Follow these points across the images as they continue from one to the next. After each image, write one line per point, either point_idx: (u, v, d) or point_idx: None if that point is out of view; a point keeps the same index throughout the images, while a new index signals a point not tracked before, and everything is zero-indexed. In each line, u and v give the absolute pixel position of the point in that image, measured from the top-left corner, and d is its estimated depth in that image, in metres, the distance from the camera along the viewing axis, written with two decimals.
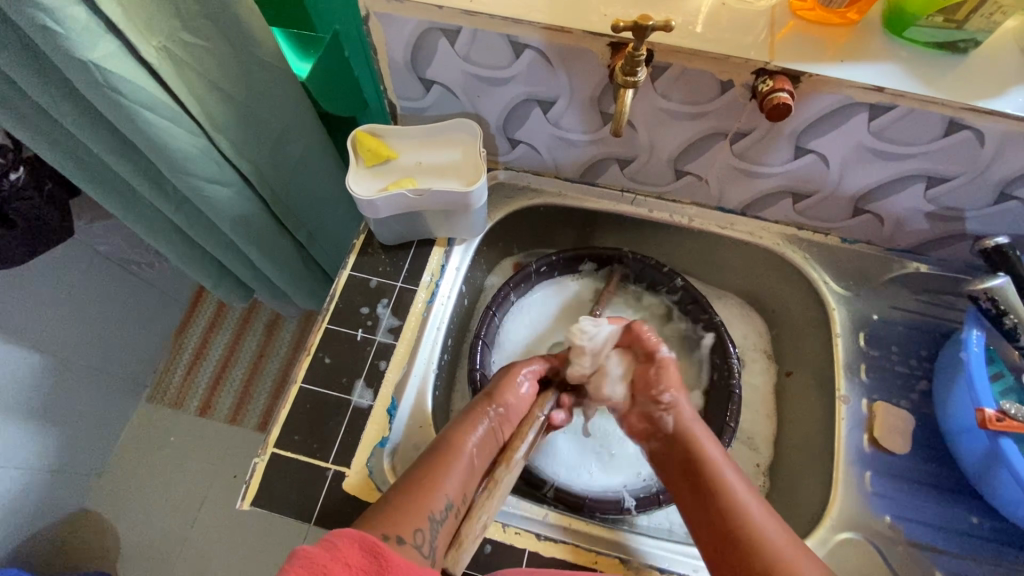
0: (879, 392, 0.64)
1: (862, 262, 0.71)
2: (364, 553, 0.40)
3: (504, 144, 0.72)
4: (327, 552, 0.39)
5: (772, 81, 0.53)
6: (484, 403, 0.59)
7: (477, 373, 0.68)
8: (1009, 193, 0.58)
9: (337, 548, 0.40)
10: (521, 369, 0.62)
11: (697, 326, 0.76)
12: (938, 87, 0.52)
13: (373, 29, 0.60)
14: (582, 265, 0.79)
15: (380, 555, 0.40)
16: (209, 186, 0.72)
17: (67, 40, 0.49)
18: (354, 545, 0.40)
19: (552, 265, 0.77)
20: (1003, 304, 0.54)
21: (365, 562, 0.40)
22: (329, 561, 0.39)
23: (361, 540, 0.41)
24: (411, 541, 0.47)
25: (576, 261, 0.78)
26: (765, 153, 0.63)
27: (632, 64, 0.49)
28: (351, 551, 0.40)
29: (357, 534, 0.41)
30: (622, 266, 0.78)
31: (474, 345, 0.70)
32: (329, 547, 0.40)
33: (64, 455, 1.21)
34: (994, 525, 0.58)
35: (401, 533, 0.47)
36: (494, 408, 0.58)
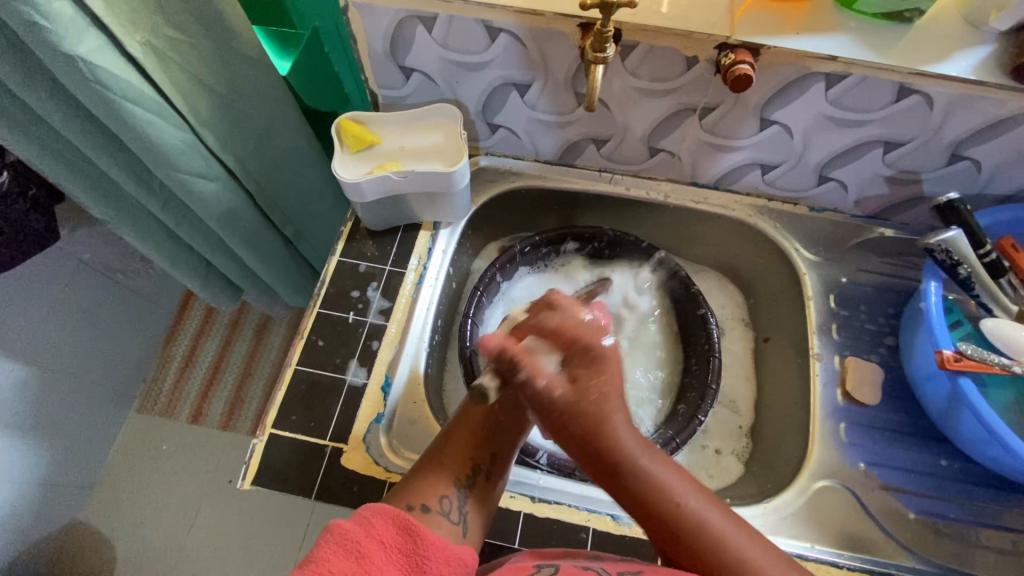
0: (849, 349, 0.68)
1: (830, 228, 0.74)
2: (398, 530, 0.41)
3: (483, 129, 0.74)
4: (361, 528, 0.41)
5: (734, 54, 0.56)
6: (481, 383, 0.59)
7: (468, 350, 0.71)
8: (960, 154, 0.62)
9: (372, 525, 0.41)
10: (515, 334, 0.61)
11: (678, 295, 0.79)
12: (888, 55, 0.55)
13: (352, 18, 0.62)
14: (565, 245, 0.81)
15: (413, 534, 0.41)
16: (197, 181, 0.73)
17: (54, 35, 0.51)
18: (387, 523, 0.42)
19: (536, 246, 0.80)
20: (957, 254, 0.57)
21: (400, 540, 0.41)
22: (363, 538, 0.40)
23: (394, 518, 0.42)
24: (439, 508, 0.48)
25: (559, 242, 0.80)
26: (733, 126, 0.66)
27: (601, 41, 0.52)
28: (384, 530, 0.41)
29: (392, 512, 0.42)
30: (603, 244, 0.81)
31: (464, 324, 0.72)
32: (363, 524, 0.41)
33: (57, 467, 1.20)
34: (961, 466, 0.62)
35: (426, 502, 0.48)
36: None
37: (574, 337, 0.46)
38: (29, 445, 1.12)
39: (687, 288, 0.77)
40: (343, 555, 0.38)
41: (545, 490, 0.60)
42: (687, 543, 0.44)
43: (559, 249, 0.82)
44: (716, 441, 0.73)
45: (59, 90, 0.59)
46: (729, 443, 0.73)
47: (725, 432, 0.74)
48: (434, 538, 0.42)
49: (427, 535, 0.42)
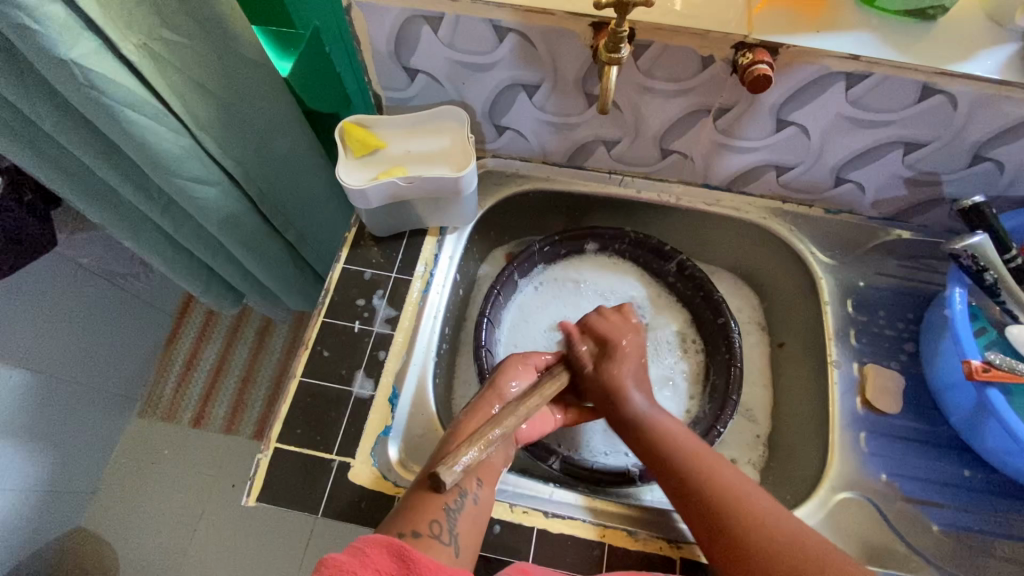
0: (868, 356, 0.66)
1: (846, 231, 0.72)
2: (391, 557, 0.42)
3: (490, 131, 0.72)
4: (356, 558, 0.41)
5: (752, 54, 0.54)
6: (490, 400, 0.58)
7: (484, 350, 0.69)
8: (984, 155, 0.60)
9: (365, 553, 0.42)
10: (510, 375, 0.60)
11: (702, 306, 0.76)
12: (911, 53, 0.53)
13: (355, 18, 0.60)
14: (586, 246, 0.79)
15: (406, 558, 0.41)
16: (196, 186, 0.71)
17: (46, 38, 0.49)
18: (381, 551, 0.42)
19: (556, 245, 0.78)
20: (982, 260, 0.56)
21: (393, 566, 0.41)
22: (358, 566, 0.40)
23: (388, 545, 0.43)
24: (428, 533, 0.48)
25: (578, 242, 0.79)
26: (748, 127, 0.64)
27: (615, 40, 0.50)
28: (379, 556, 0.41)
29: (385, 540, 0.43)
30: (622, 246, 0.79)
31: (479, 323, 0.71)
32: (356, 555, 0.42)
33: (57, 474, 1.18)
34: (984, 477, 0.60)
35: (416, 527, 0.48)
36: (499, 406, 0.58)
37: (608, 340, 0.62)
38: (29, 452, 1.11)
39: (711, 297, 0.75)
40: None
41: (560, 504, 0.59)
42: (725, 519, 0.49)
43: (580, 250, 0.80)
44: (731, 449, 0.71)
45: (52, 93, 0.57)
46: (744, 451, 0.71)
47: (740, 440, 0.72)
48: (427, 560, 0.42)
49: (420, 557, 0.42)
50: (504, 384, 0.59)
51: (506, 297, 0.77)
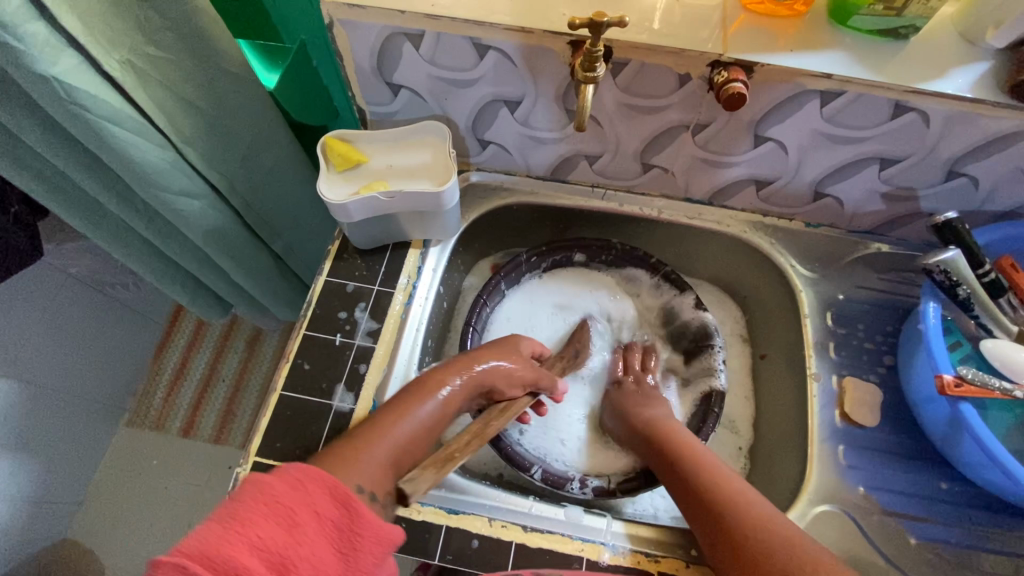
0: (848, 368, 0.67)
1: (826, 244, 0.73)
2: (334, 500, 0.41)
3: (474, 145, 0.73)
4: (294, 492, 0.40)
5: (727, 72, 0.55)
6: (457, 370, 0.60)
7: None
8: (958, 171, 0.61)
9: (306, 489, 0.41)
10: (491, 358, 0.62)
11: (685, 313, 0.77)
12: (884, 72, 0.54)
13: (337, 35, 0.60)
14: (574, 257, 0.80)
15: (350, 507, 0.41)
16: (180, 199, 0.71)
17: (27, 56, 0.49)
18: (324, 492, 0.41)
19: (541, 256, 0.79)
20: (955, 275, 0.56)
21: (333, 509, 0.41)
22: (297, 504, 0.39)
23: (331, 487, 0.42)
24: (383, 499, 0.48)
25: (566, 252, 0.79)
26: (726, 143, 0.65)
27: (591, 60, 0.50)
28: (321, 499, 0.40)
29: (330, 481, 0.42)
30: (609, 256, 0.79)
31: (465, 333, 0.72)
32: (297, 487, 0.40)
33: (45, 485, 1.17)
34: (962, 489, 0.60)
35: (361, 484, 0.47)
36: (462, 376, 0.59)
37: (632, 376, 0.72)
38: (15, 463, 1.10)
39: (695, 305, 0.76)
40: (275, 521, 0.38)
41: (538, 518, 0.59)
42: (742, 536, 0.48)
43: (567, 260, 0.80)
44: None
45: (35, 108, 0.57)
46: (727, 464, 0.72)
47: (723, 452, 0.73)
48: (371, 514, 0.42)
49: (361, 505, 0.42)
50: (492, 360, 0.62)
51: (492, 308, 0.77)
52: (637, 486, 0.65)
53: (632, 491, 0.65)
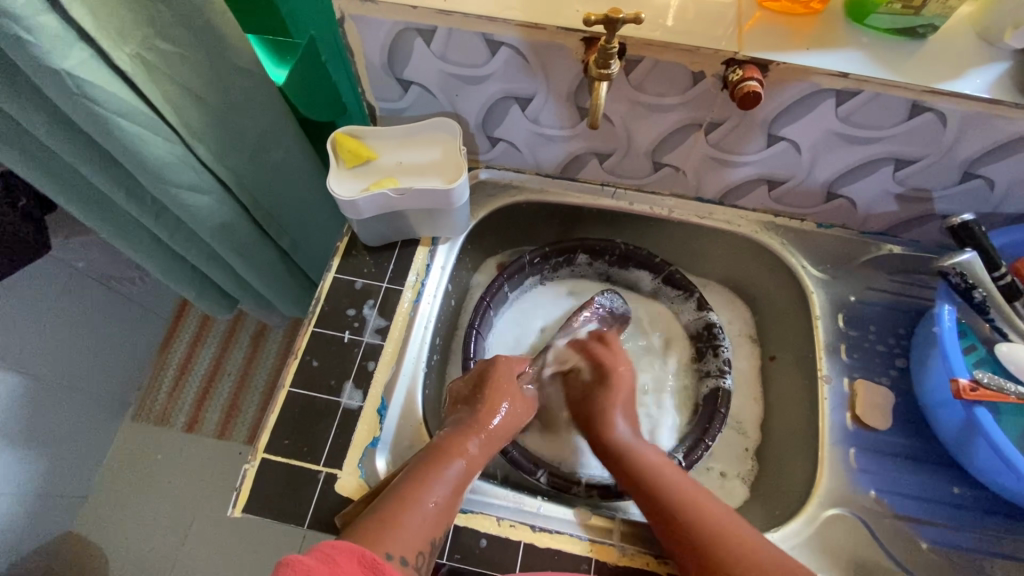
0: (859, 370, 0.66)
1: (838, 245, 0.73)
2: (362, 568, 0.41)
3: (484, 143, 0.73)
4: (324, 565, 0.40)
5: (742, 70, 0.54)
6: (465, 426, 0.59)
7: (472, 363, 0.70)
8: (974, 172, 0.61)
9: (335, 563, 0.40)
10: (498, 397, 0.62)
11: (689, 310, 0.77)
12: (901, 71, 0.54)
13: (348, 30, 0.60)
14: (577, 258, 0.79)
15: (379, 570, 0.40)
16: (189, 194, 0.71)
17: (38, 49, 0.49)
18: (353, 559, 0.41)
19: (545, 257, 0.78)
20: (970, 277, 0.56)
21: None
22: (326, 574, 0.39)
23: (360, 555, 0.41)
24: (413, 563, 0.47)
25: (568, 253, 0.79)
26: (739, 142, 0.64)
27: (605, 57, 0.50)
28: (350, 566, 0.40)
29: (358, 550, 0.42)
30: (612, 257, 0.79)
31: (467, 335, 0.71)
32: (328, 563, 0.40)
33: (50, 478, 1.18)
34: (974, 494, 0.60)
35: (390, 550, 0.46)
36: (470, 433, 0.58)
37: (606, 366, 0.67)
38: (21, 456, 1.10)
39: (700, 304, 0.76)
40: None
41: (546, 518, 0.58)
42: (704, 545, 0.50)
43: (570, 261, 0.80)
44: (721, 463, 0.72)
45: (45, 102, 0.57)
46: (735, 465, 0.72)
47: (731, 454, 0.72)
48: None
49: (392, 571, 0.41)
50: (496, 413, 0.61)
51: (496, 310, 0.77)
52: None
53: None
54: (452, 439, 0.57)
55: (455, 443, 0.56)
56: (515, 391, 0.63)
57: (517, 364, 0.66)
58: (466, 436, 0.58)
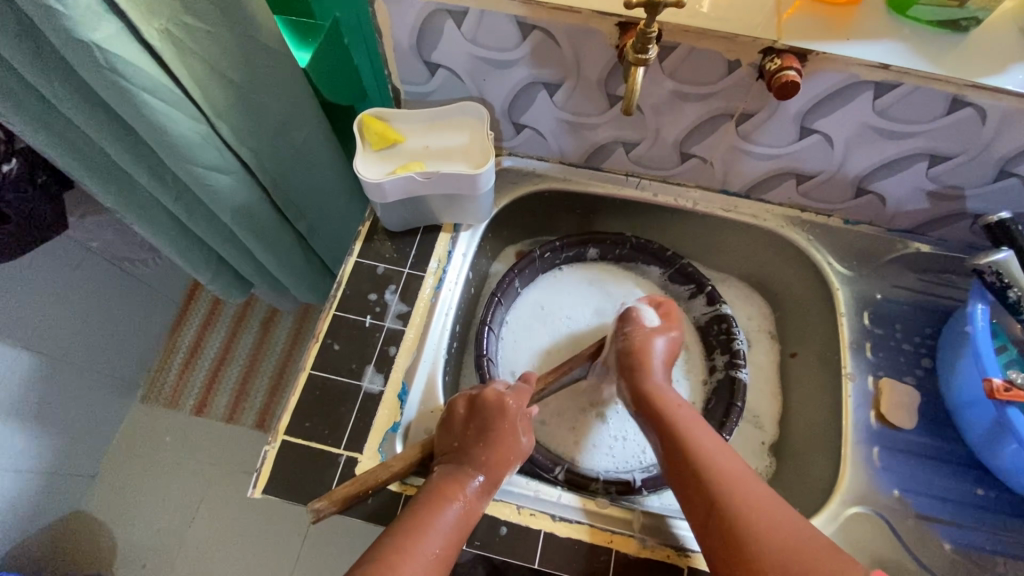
0: (884, 369, 0.65)
1: (864, 242, 0.72)
2: None
3: (508, 129, 0.72)
4: None
5: (780, 60, 0.53)
6: (466, 456, 0.54)
7: (485, 359, 0.69)
8: (1010, 170, 0.59)
9: None
10: (513, 411, 0.57)
11: (700, 304, 0.76)
12: (942, 64, 0.53)
13: (378, 10, 0.59)
14: (588, 251, 0.79)
15: None
16: (211, 174, 0.70)
17: (69, 20, 0.48)
18: None
19: (556, 251, 0.78)
20: (1007, 276, 0.55)
21: None
22: None
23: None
24: None
25: (579, 248, 0.78)
26: (770, 134, 0.63)
27: (643, 41, 0.49)
28: None
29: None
30: (624, 252, 0.79)
31: (480, 331, 0.71)
32: None
33: (60, 456, 1.18)
34: (998, 496, 0.59)
35: None
36: (472, 465, 0.54)
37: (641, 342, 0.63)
38: (32, 435, 1.10)
39: (711, 298, 0.75)
40: None
41: (566, 508, 0.58)
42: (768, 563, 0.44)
43: (581, 255, 0.80)
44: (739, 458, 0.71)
45: (71, 74, 0.57)
46: (752, 460, 0.71)
47: (749, 448, 0.72)
48: None
49: None
50: (499, 446, 0.55)
51: (508, 305, 0.76)
52: (664, 483, 0.64)
53: (658, 487, 0.64)
54: (450, 476, 0.53)
55: (452, 482, 0.52)
56: (513, 424, 0.57)
57: (513, 400, 0.58)
58: (462, 471, 0.53)
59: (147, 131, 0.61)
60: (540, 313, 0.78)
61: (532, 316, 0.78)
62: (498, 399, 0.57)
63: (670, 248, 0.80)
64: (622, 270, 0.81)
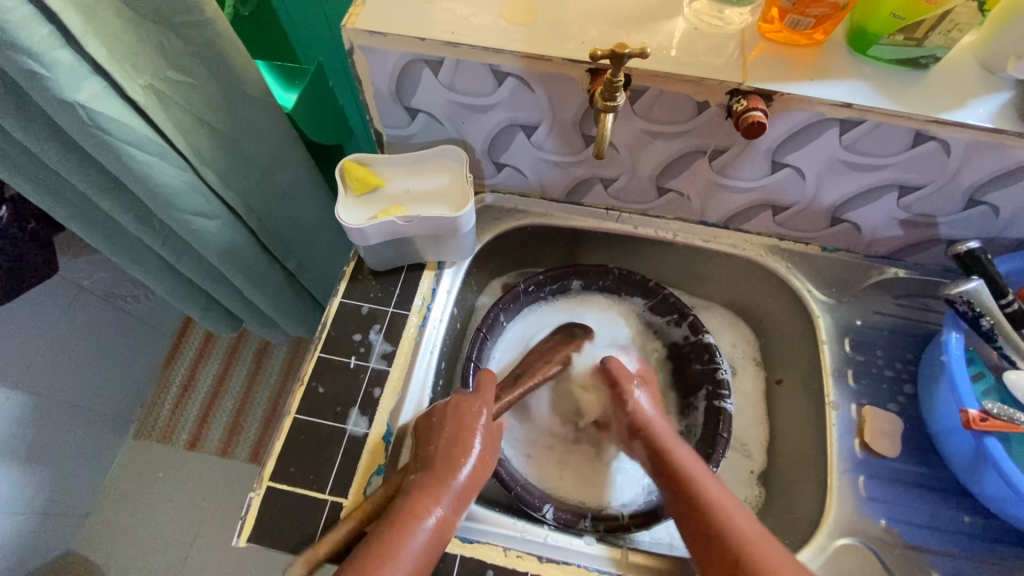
0: (867, 396, 0.66)
1: (843, 269, 0.73)
2: None
3: (489, 168, 0.73)
4: None
5: (746, 101, 0.55)
6: (445, 463, 0.56)
7: None
8: (978, 199, 0.61)
9: None
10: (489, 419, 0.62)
11: (682, 333, 0.77)
12: (903, 102, 0.54)
13: (357, 61, 0.61)
14: (572, 284, 0.80)
15: None
16: (197, 220, 0.71)
17: (53, 82, 0.50)
18: None
19: (539, 284, 0.78)
20: (977, 305, 0.56)
21: None
22: None
23: None
24: None
25: (563, 280, 0.79)
26: (743, 168, 0.65)
27: (611, 90, 0.51)
28: None
29: None
30: (606, 283, 0.80)
31: (466, 368, 0.71)
32: None
33: (51, 498, 1.17)
34: (985, 522, 0.59)
35: None
36: (451, 473, 0.56)
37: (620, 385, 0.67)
38: (22, 477, 1.10)
39: (693, 327, 0.76)
40: None
41: (552, 548, 0.58)
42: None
43: (564, 288, 0.81)
44: (728, 487, 0.71)
45: (58, 131, 0.58)
46: (742, 489, 0.71)
47: (737, 477, 0.72)
48: None
49: None
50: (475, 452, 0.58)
51: (493, 340, 0.77)
52: (652, 518, 0.63)
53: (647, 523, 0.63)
54: (427, 485, 0.54)
55: (430, 496, 0.54)
56: (489, 433, 0.61)
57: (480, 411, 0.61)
58: (442, 481, 0.55)
59: (134, 181, 0.62)
60: (522, 340, 0.79)
61: (514, 344, 0.79)
62: (475, 408, 0.61)
63: (651, 278, 0.81)
64: (605, 300, 0.82)
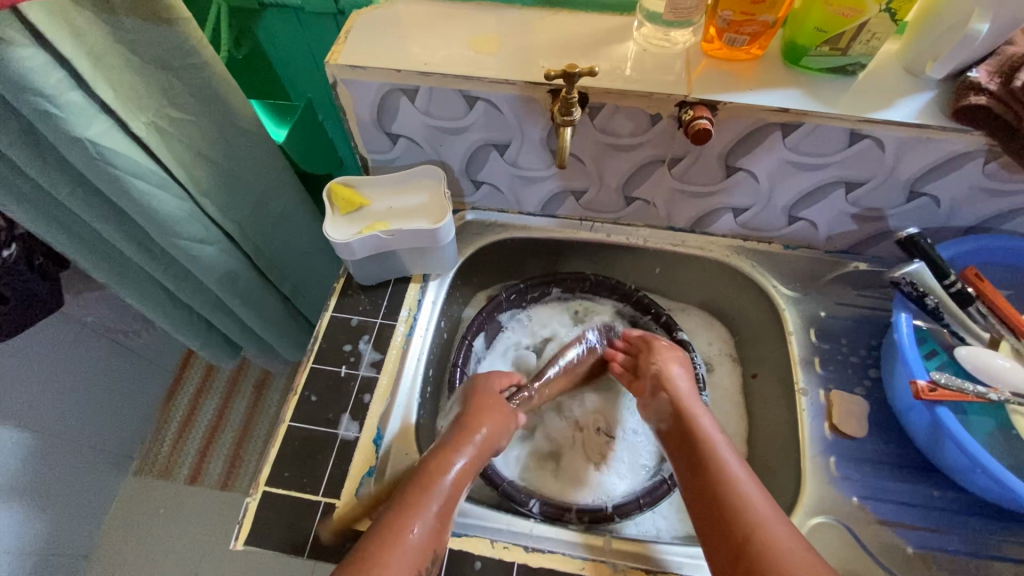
0: (835, 382, 0.69)
1: (805, 264, 0.77)
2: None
3: (468, 186, 0.79)
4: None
5: (693, 110, 0.60)
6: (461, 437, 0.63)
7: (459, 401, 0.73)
8: (918, 191, 0.66)
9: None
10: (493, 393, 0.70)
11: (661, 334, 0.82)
12: (835, 105, 0.60)
13: (340, 93, 0.67)
14: (551, 291, 0.84)
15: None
16: (196, 246, 0.76)
17: (65, 122, 0.55)
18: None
19: (521, 293, 0.83)
20: (921, 285, 0.60)
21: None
22: None
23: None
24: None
25: (543, 288, 0.84)
26: (701, 174, 0.70)
27: (567, 105, 0.56)
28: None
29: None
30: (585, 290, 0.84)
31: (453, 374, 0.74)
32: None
33: (52, 536, 1.18)
34: (955, 496, 0.61)
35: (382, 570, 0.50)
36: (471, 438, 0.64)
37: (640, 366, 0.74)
38: (23, 516, 1.11)
39: (667, 327, 0.81)
40: None
41: (539, 538, 0.60)
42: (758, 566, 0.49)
43: (545, 295, 0.85)
44: None
45: (68, 168, 0.63)
46: None
47: None
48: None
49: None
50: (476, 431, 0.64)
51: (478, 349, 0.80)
52: (633, 508, 0.67)
53: (629, 513, 0.67)
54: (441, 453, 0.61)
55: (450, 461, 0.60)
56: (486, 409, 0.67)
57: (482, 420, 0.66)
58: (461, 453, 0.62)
59: (138, 211, 0.67)
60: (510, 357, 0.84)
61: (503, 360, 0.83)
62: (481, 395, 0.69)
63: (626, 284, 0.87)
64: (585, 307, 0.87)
